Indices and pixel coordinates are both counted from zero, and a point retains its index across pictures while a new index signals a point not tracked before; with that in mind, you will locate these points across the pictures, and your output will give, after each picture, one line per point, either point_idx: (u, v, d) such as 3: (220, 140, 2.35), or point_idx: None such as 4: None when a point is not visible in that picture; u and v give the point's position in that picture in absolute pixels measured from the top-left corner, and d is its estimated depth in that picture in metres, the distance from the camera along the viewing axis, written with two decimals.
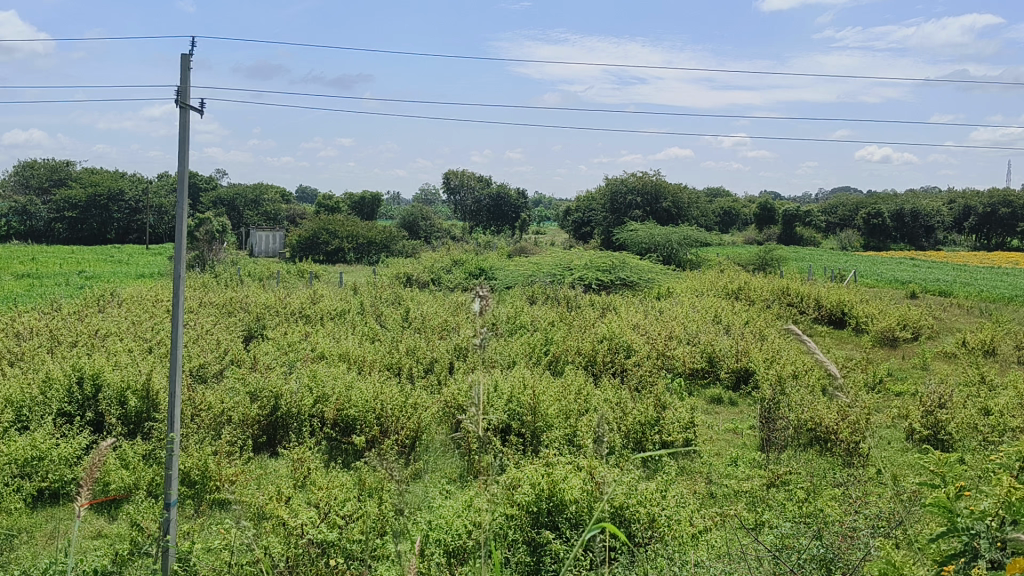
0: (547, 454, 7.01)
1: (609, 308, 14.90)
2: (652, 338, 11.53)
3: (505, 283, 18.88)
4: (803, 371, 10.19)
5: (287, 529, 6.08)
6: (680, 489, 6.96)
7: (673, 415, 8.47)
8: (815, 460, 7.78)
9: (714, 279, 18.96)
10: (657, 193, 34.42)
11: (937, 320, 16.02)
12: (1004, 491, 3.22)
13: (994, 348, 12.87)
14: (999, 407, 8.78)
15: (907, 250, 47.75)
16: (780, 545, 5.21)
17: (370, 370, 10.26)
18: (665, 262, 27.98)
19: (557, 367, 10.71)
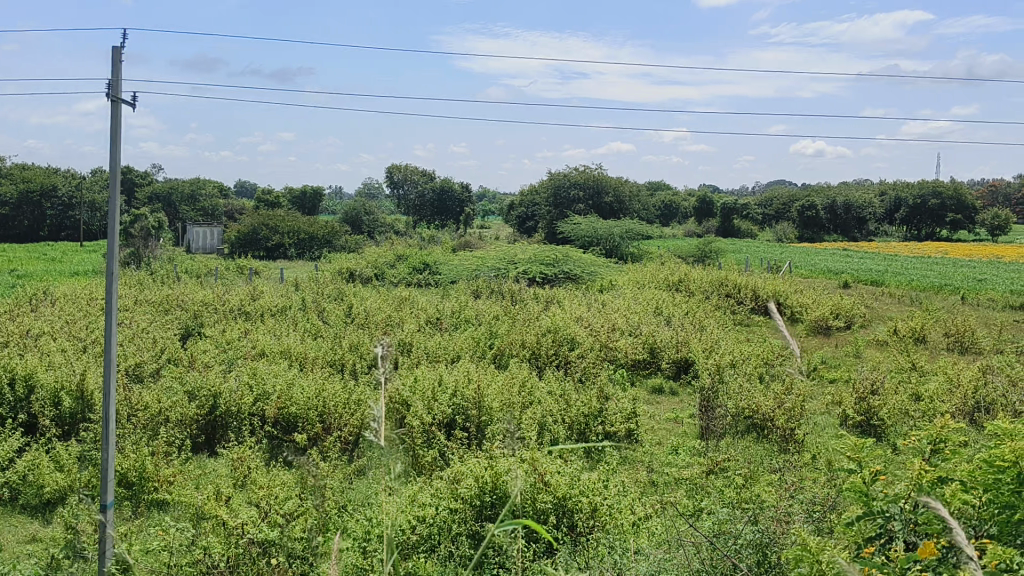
0: (491, 447, 7.03)
1: (552, 300, 15.03)
2: (596, 330, 11.64)
3: (448, 278, 18.85)
4: (741, 360, 10.41)
5: (227, 528, 6.01)
6: (622, 478, 7.07)
7: (615, 407, 8.56)
8: (752, 446, 7.95)
9: (655, 271, 19.21)
10: (599, 187, 34.87)
11: (869, 309, 16.50)
12: (912, 475, 3.49)
13: (924, 335, 13.32)
14: (929, 393, 9.09)
15: (840, 241, 49.04)
16: (718, 530, 5.30)
17: (312, 367, 10.15)
18: (609, 255, 28.27)
19: (501, 361, 10.76)
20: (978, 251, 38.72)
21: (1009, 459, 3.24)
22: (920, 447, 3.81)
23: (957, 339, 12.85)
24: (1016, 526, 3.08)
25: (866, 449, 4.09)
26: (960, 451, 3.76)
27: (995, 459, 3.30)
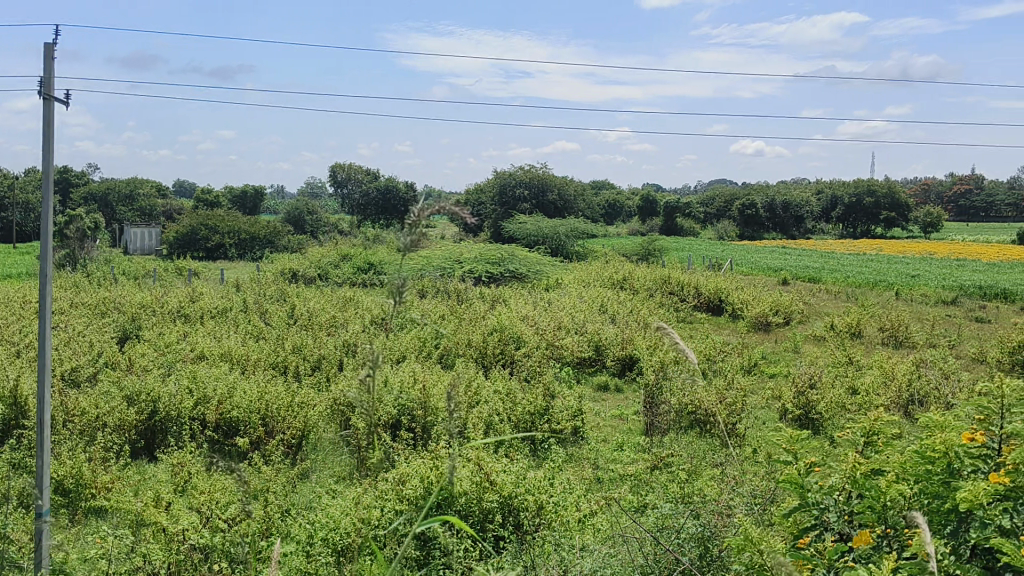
0: (436, 448, 7.02)
1: (498, 299, 15.07)
2: (541, 329, 11.69)
3: (392, 278, 18.73)
4: (684, 357, 10.57)
5: (167, 535, 5.91)
6: (568, 475, 7.13)
7: (561, 405, 8.60)
8: (695, 442, 8.07)
9: (600, 269, 19.35)
10: (543, 186, 35.07)
11: (807, 305, 16.85)
12: (846, 466, 3.53)
13: (860, 331, 13.66)
14: (865, 387, 9.34)
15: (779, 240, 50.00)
16: (661, 524, 5.36)
17: (254, 370, 10.00)
18: (554, 254, 28.40)
19: (447, 361, 10.73)
20: (911, 248, 39.79)
21: (940, 450, 3.41)
22: (855, 438, 3.92)
23: (891, 333, 13.21)
24: (944, 517, 3.18)
25: (803, 441, 4.17)
26: (893, 442, 3.88)
27: (925, 450, 3.45)
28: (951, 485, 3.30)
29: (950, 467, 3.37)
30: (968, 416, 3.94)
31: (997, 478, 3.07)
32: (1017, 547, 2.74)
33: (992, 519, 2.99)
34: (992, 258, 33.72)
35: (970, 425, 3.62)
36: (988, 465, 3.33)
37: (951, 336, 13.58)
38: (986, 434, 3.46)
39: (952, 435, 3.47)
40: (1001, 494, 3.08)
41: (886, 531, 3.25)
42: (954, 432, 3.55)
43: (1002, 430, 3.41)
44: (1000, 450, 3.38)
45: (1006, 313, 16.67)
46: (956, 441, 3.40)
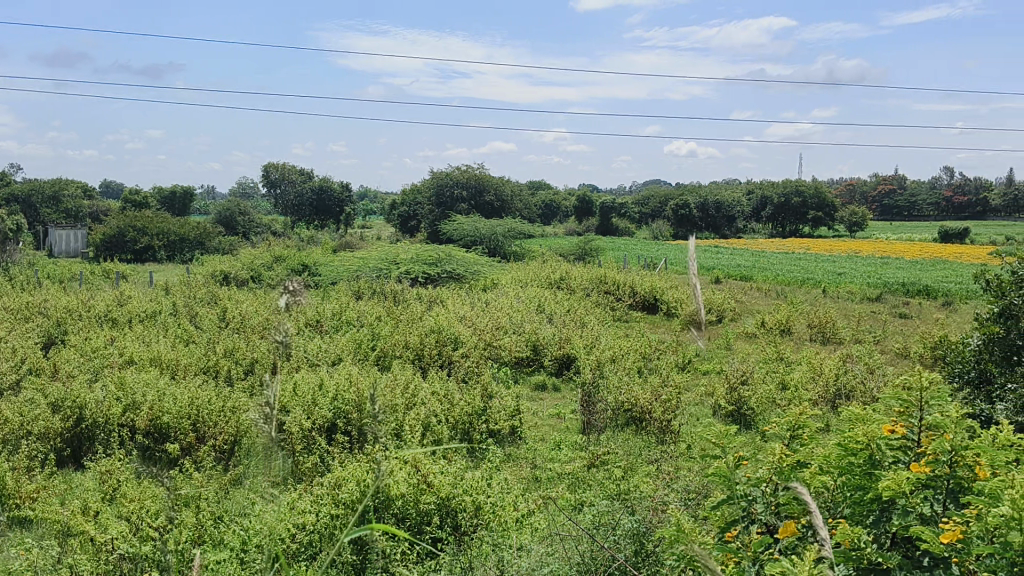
0: (372, 450, 6.99)
1: (435, 300, 15.03)
2: (479, 329, 11.70)
3: (328, 279, 18.49)
4: (620, 356, 10.72)
5: (95, 545, 5.75)
6: (506, 476, 7.16)
7: (499, 405, 8.63)
8: (631, 439, 8.17)
9: (537, 270, 19.44)
10: (480, 187, 35.10)
11: (739, 304, 17.19)
12: (773, 460, 3.66)
13: (789, 327, 14.00)
14: (794, 382, 9.58)
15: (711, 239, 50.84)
16: (597, 522, 5.41)
17: (185, 375, 9.78)
18: (491, 254, 28.42)
19: (384, 362, 10.65)
20: (838, 247, 40.94)
21: (862, 442, 3.53)
22: (782, 431, 4.01)
23: (819, 329, 13.58)
24: (868, 507, 3.29)
25: (732, 437, 4.24)
26: (816, 436, 4.00)
27: (848, 442, 3.58)
28: (873, 475, 3.41)
29: (872, 459, 3.48)
30: (884, 408, 4.07)
31: (917, 468, 3.22)
32: (934, 533, 2.86)
33: (913, 508, 3.11)
34: (914, 255, 34.87)
35: (891, 417, 3.73)
36: (907, 457, 3.45)
37: (876, 332, 14.00)
38: (907, 425, 3.56)
39: (874, 429, 3.60)
40: (923, 483, 3.20)
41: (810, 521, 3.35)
42: (876, 425, 3.67)
43: (922, 422, 3.49)
44: (920, 441, 3.48)
45: (927, 309, 17.26)
46: (877, 433, 3.53)
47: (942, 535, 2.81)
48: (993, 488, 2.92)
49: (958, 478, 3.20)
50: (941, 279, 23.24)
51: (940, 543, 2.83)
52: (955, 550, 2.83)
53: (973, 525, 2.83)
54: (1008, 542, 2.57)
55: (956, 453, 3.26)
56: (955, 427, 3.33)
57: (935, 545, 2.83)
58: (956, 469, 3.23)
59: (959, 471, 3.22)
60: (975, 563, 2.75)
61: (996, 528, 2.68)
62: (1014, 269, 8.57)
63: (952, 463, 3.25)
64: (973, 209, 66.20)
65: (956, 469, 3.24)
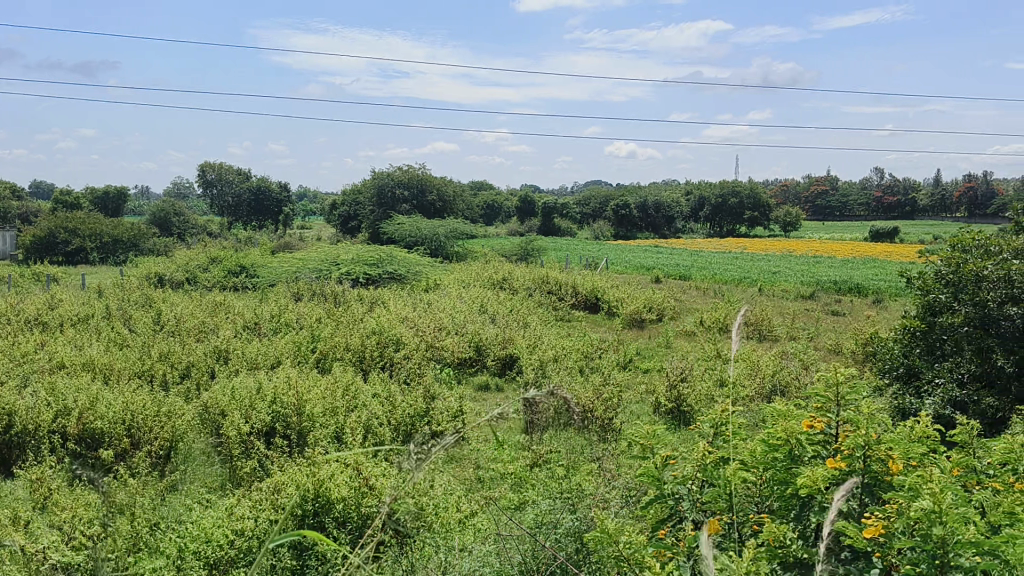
0: (313, 454, 6.93)
1: (377, 301, 14.93)
2: (421, 330, 11.67)
3: (266, 280, 18.21)
4: (562, 355, 10.80)
5: (26, 555, 5.58)
6: (447, 477, 7.15)
7: (441, 406, 8.64)
8: (574, 437, 8.23)
9: (479, 270, 19.45)
10: (422, 187, 34.98)
11: (678, 302, 17.47)
12: (700, 457, 3.74)
13: (727, 325, 14.27)
14: (732, 378, 9.77)
15: None
16: (539, 520, 5.42)
17: (118, 380, 9.54)
18: (433, 255, 28.32)
19: (324, 365, 10.55)
20: (774, 246, 41.88)
21: (782, 438, 3.64)
22: (709, 430, 4.13)
23: (755, 327, 13.86)
24: (790, 504, 3.39)
25: (666, 436, 4.32)
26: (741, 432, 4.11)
27: (770, 439, 3.71)
28: (793, 471, 3.51)
29: (792, 454, 3.60)
30: (810, 404, 4.20)
31: (834, 463, 3.24)
32: (858, 529, 2.96)
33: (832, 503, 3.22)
34: (847, 254, 35.84)
35: (810, 413, 3.84)
36: (826, 452, 3.51)
37: (810, 329, 14.36)
38: (825, 420, 3.61)
39: (795, 424, 3.70)
40: (841, 479, 3.26)
41: (734, 519, 3.48)
42: (798, 420, 3.79)
43: (839, 417, 3.56)
44: (838, 436, 3.53)
45: (858, 307, 17.76)
46: (797, 429, 3.61)
47: (864, 531, 2.90)
48: (911, 483, 3.03)
49: (875, 472, 3.31)
50: (872, 276, 23.96)
51: (864, 539, 2.92)
52: (877, 545, 2.93)
53: (893, 520, 2.92)
54: (929, 535, 2.68)
55: (871, 447, 3.33)
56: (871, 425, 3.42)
57: (858, 542, 2.94)
58: (871, 463, 3.32)
59: (874, 466, 3.32)
60: (896, 556, 2.84)
61: (919, 522, 2.77)
62: (937, 267, 8.90)
63: (868, 457, 3.33)
64: (902, 209, 68.31)
65: (871, 463, 3.33)
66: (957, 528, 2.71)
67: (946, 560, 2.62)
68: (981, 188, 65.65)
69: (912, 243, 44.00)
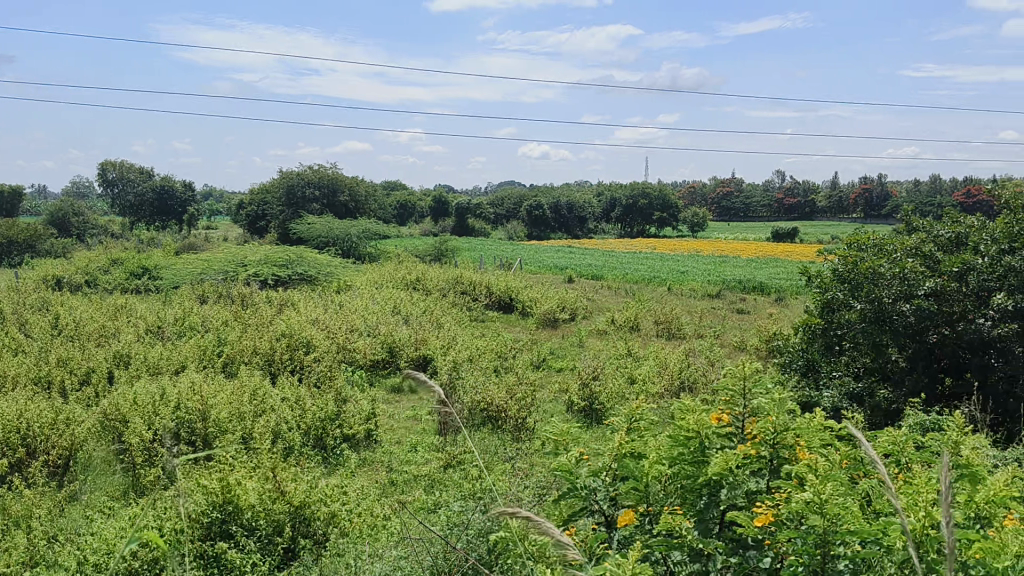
0: (221, 457, 6.78)
1: (286, 303, 14.64)
2: (333, 332, 11.50)
3: (170, 282, 17.62)
4: (476, 356, 10.81)
5: None
6: (361, 483, 7.05)
7: (353, 409, 8.54)
8: (488, 438, 8.24)
9: (393, 270, 19.32)
10: (333, 186, 34.49)
11: (590, 302, 17.71)
12: (613, 450, 3.83)
13: (637, 324, 14.53)
14: (642, 376, 9.94)
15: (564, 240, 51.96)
16: (452, 522, 5.36)
17: (13, 388, 9.10)
18: (345, 255, 27.95)
19: (231, 369, 10.29)
20: (684, 245, 42.93)
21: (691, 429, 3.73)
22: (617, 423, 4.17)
23: (665, 326, 14.13)
24: (699, 491, 3.43)
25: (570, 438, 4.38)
26: (650, 427, 4.20)
27: (679, 430, 3.73)
28: (698, 462, 3.58)
29: (703, 444, 3.73)
30: (713, 401, 4.32)
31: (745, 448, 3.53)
32: (749, 517, 3.08)
33: (740, 485, 3.38)
34: (752, 254, 36.90)
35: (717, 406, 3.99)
36: (734, 442, 3.73)
37: (716, 327, 14.75)
38: (733, 413, 3.86)
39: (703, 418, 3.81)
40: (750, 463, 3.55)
41: (649, 509, 3.55)
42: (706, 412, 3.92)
43: (746, 409, 3.81)
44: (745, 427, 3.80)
45: (761, 305, 18.32)
46: (706, 421, 3.74)
47: (756, 519, 3.04)
48: (799, 472, 3.17)
49: (780, 457, 3.57)
50: (774, 275, 24.79)
51: (754, 526, 3.04)
52: (767, 532, 3.08)
53: (781, 508, 3.06)
54: (812, 526, 2.79)
55: (779, 434, 3.61)
56: (779, 414, 3.65)
57: (751, 529, 3.06)
58: (780, 449, 3.59)
59: (782, 452, 3.58)
60: (784, 544, 2.98)
61: (802, 512, 2.87)
62: (835, 266, 9.24)
63: (776, 443, 3.61)
64: (803, 210, 70.83)
65: (780, 449, 3.60)
66: (838, 518, 2.84)
67: (827, 552, 2.77)
68: (876, 190, 68.62)
69: (811, 243, 45.67)
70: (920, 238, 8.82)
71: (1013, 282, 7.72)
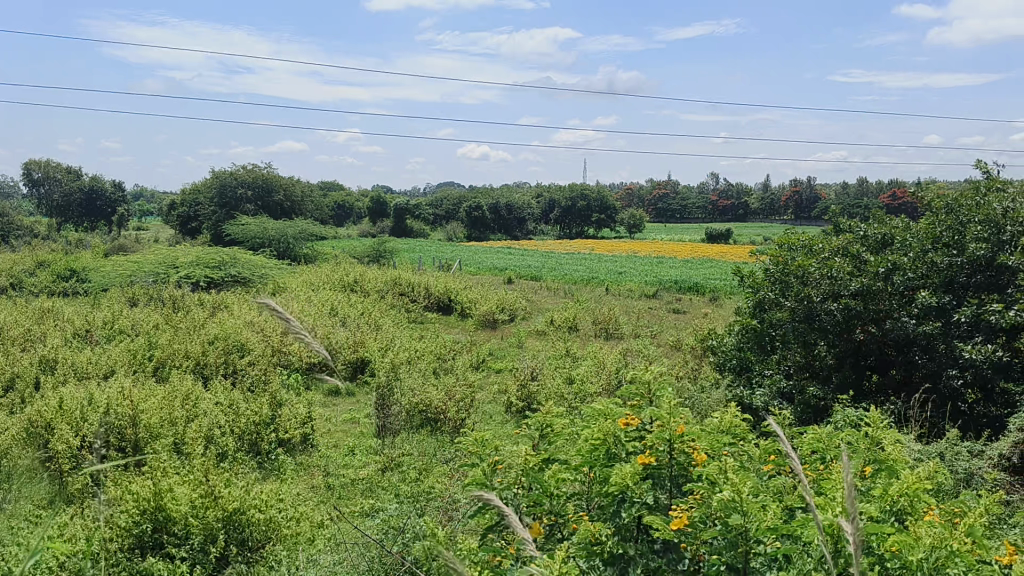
0: (154, 463, 6.66)
1: (220, 305, 14.38)
2: (268, 334, 11.34)
3: (98, 284, 17.13)
4: (414, 358, 10.79)
5: None
6: (299, 488, 6.98)
7: (288, 413, 8.44)
8: (426, 439, 8.21)
9: (330, 272, 19.13)
10: (268, 187, 34.00)
11: (529, 302, 17.79)
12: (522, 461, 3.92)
13: (575, 324, 14.65)
14: (580, 375, 10.04)
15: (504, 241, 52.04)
16: (388, 525, 5.35)
17: None
18: (281, 256, 27.55)
19: (162, 374, 10.07)
20: (624, 246, 43.39)
21: (599, 438, 3.86)
22: (535, 434, 4.38)
23: (603, 326, 14.26)
24: (608, 501, 3.52)
25: (491, 442, 4.40)
26: (566, 432, 4.38)
27: (588, 439, 3.88)
28: (612, 467, 3.71)
29: (609, 452, 3.83)
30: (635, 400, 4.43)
31: (644, 460, 3.53)
32: (665, 521, 3.12)
33: (639, 498, 3.42)
34: (687, 254, 37.53)
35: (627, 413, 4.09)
36: (639, 449, 3.78)
37: (653, 327, 14.96)
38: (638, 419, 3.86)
39: (611, 425, 3.94)
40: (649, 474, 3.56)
41: (555, 519, 3.68)
42: (615, 419, 4.05)
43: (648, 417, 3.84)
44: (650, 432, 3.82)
45: (697, 305, 18.61)
46: (614, 429, 3.89)
47: (671, 523, 3.07)
48: (712, 474, 3.26)
49: (678, 464, 3.56)
50: (709, 275, 25.25)
51: (671, 529, 3.08)
52: (685, 534, 3.13)
53: (698, 510, 3.13)
54: (732, 524, 2.87)
55: (675, 442, 3.60)
56: (678, 418, 3.66)
57: (667, 533, 3.08)
58: (676, 457, 3.58)
59: (679, 456, 3.58)
60: (702, 544, 3.05)
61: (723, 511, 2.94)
62: (766, 266, 9.42)
63: (672, 451, 3.59)
64: (737, 211, 72.23)
65: (676, 457, 3.58)
66: (754, 514, 2.90)
67: (747, 551, 2.84)
68: (808, 192, 70.35)
69: (744, 244, 46.61)
70: (848, 239, 9.10)
71: (936, 281, 8.08)
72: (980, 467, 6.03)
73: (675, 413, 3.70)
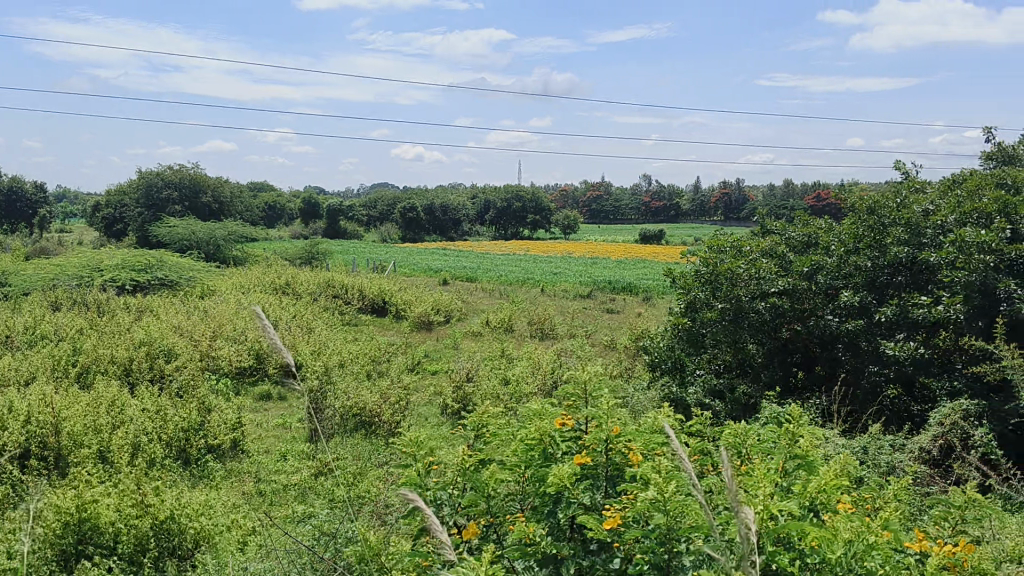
0: (77, 474, 6.47)
1: (146, 309, 14.03)
2: (196, 339, 11.09)
3: (18, 288, 16.52)
4: (348, 361, 10.69)
5: None
6: (229, 496, 6.83)
7: (218, 418, 8.27)
8: (361, 443, 8.13)
9: (261, 274, 18.81)
10: (195, 187, 33.33)
11: (465, 304, 17.80)
12: (457, 461, 3.85)
13: (509, 325, 14.68)
14: (514, 376, 10.07)
15: (440, 241, 51.86)
16: (319, 532, 5.30)
17: None
18: (211, 258, 26.98)
19: (86, 379, 9.76)
20: (560, 246, 43.68)
21: (536, 437, 3.89)
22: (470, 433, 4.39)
23: (538, 326, 14.34)
24: (544, 499, 3.54)
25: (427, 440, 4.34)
26: (501, 432, 4.36)
27: (526, 438, 3.91)
28: (547, 467, 3.72)
29: (546, 451, 3.85)
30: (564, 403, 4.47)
31: (581, 459, 3.61)
32: (598, 520, 3.17)
33: (575, 497, 3.42)
34: (620, 255, 38.02)
35: (562, 412, 4.16)
36: (576, 448, 3.88)
37: (587, 327, 15.09)
38: (574, 418, 4.05)
39: (548, 424, 3.97)
40: (585, 473, 3.64)
41: (491, 519, 3.64)
42: (551, 419, 4.10)
43: (585, 416, 3.98)
44: (585, 431, 3.96)
45: (630, 305, 18.86)
46: (548, 428, 3.91)
47: (605, 522, 3.12)
48: (643, 473, 3.30)
49: (615, 463, 3.66)
50: (642, 275, 25.61)
51: (603, 529, 3.14)
52: (616, 534, 3.18)
53: (629, 510, 3.18)
54: (658, 523, 2.94)
55: (612, 441, 3.69)
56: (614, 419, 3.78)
57: (599, 532, 3.15)
58: (612, 457, 3.66)
59: (615, 457, 3.67)
60: (631, 544, 3.10)
61: (647, 512, 2.99)
62: (697, 267, 9.57)
63: (608, 450, 3.67)
64: (671, 212, 73.31)
65: (612, 456, 3.67)
66: (679, 517, 2.94)
67: (672, 550, 2.91)
68: (739, 193, 71.83)
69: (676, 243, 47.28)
70: (774, 241, 9.33)
71: (859, 282, 8.35)
72: (900, 460, 6.21)
73: (612, 413, 3.82)
